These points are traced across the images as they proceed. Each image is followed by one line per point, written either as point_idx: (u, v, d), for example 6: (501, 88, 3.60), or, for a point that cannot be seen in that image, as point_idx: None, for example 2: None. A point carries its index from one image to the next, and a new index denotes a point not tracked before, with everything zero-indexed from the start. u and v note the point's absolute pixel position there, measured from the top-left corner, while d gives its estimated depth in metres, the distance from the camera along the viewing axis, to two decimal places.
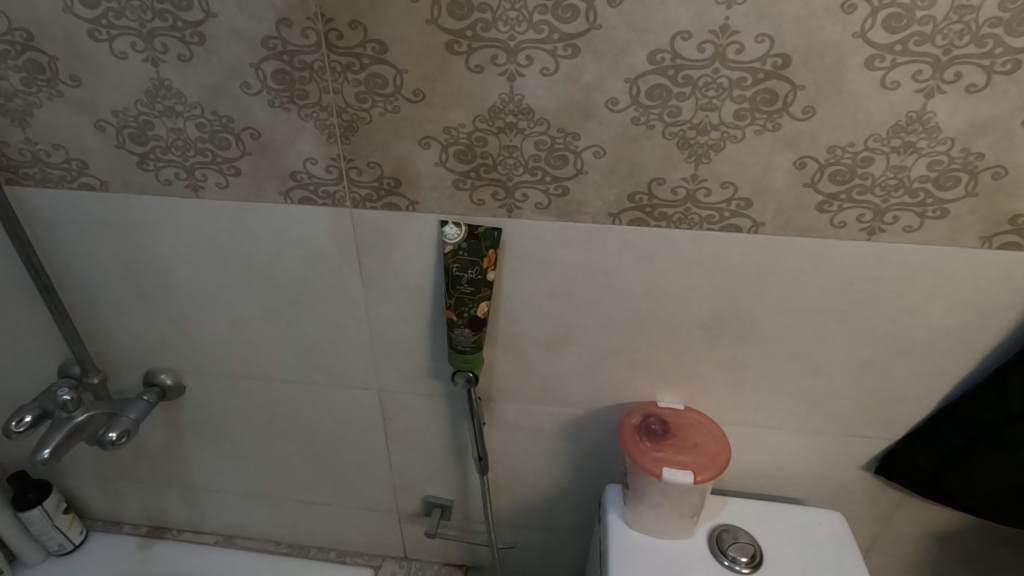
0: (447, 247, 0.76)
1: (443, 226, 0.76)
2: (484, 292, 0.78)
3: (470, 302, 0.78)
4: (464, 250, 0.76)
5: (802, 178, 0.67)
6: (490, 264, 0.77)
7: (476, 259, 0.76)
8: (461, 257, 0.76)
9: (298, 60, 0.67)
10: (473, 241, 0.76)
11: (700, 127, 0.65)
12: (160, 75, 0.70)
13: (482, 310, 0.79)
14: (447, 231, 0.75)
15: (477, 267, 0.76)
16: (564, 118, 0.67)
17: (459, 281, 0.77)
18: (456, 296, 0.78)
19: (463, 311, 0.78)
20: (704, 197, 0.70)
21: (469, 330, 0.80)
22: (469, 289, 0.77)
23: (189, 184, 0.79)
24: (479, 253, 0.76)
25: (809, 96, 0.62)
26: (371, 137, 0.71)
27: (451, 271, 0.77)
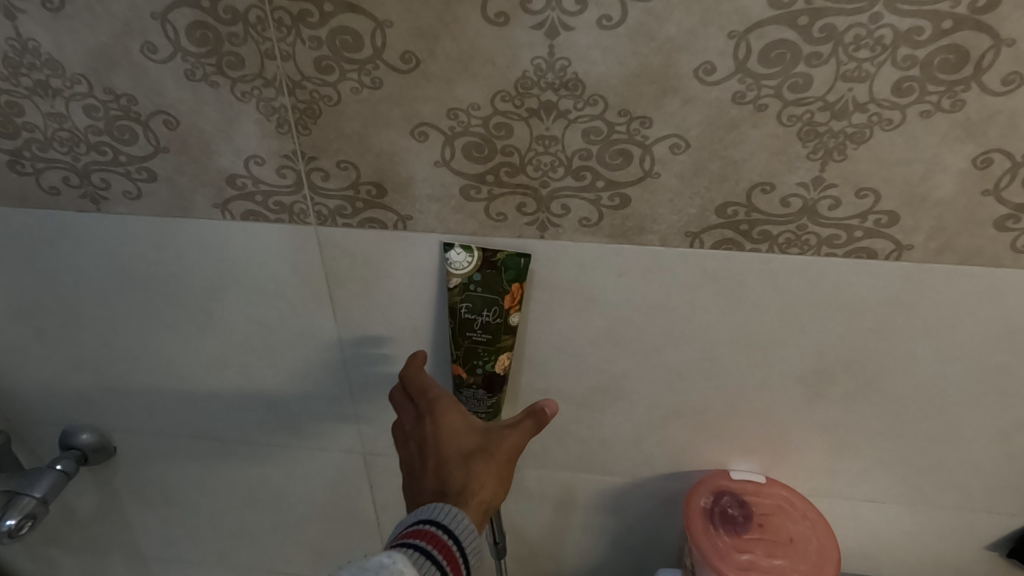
0: (452, 279, 0.54)
1: (446, 250, 0.53)
2: (505, 341, 0.55)
3: (485, 355, 0.56)
4: (475, 285, 0.53)
5: (982, 182, 0.45)
6: (514, 303, 0.54)
7: (492, 297, 0.53)
8: (472, 294, 0.54)
9: (224, 7, 0.44)
10: (488, 272, 0.53)
11: (837, 107, 0.43)
12: (19, 33, 0.47)
13: (502, 366, 0.56)
14: (453, 257, 0.53)
15: (494, 308, 0.53)
16: (629, 94, 0.44)
17: (469, 327, 0.55)
18: (465, 345, 0.56)
19: (475, 366, 0.56)
20: (828, 210, 0.48)
21: (485, 391, 0.57)
22: (484, 337, 0.55)
23: (86, 194, 0.56)
24: (497, 289, 0.53)
25: (1018, 56, 0.40)
26: (341, 124, 0.49)
27: (458, 312, 0.54)
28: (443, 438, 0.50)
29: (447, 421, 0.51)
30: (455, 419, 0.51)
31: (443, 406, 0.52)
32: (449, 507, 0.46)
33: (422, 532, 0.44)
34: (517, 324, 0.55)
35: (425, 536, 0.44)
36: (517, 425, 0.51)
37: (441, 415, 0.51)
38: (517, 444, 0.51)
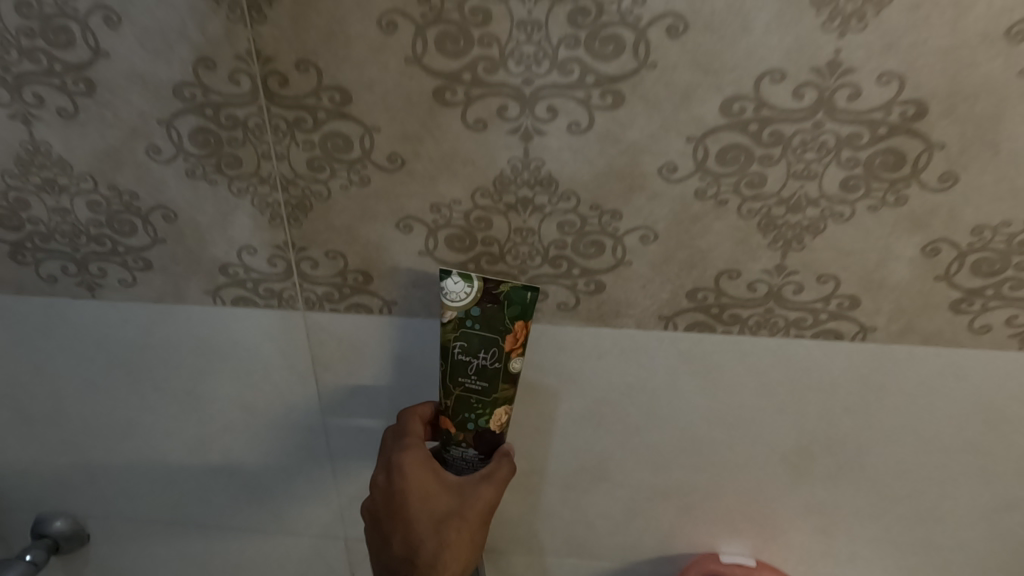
0: (447, 312, 0.48)
1: (441, 278, 0.48)
2: (501, 392, 0.50)
3: (477, 405, 0.50)
4: (472, 321, 0.48)
5: (933, 269, 0.48)
6: (515, 345, 0.48)
7: (490, 336, 0.48)
8: (468, 332, 0.48)
9: (225, 114, 0.48)
10: (488, 307, 0.48)
11: (791, 203, 0.47)
12: (34, 138, 0.51)
13: (496, 421, 0.51)
14: (450, 287, 0.48)
15: (492, 350, 0.48)
16: (600, 191, 0.48)
17: (463, 370, 0.49)
18: (456, 393, 0.50)
19: (466, 417, 0.51)
20: (793, 295, 0.50)
21: (477, 454, 0.52)
22: (478, 384, 0.50)
23: (81, 281, 0.58)
24: (496, 326, 0.48)
25: (951, 157, 0.44)
26: (330, 218, 0.52)
27: (451, 353, 0.49)
28: (415, 501, 0.50)
29: (416, 481, 0.50)
30: (424, 476, 0.50)
31: (412, 461, 0.51)
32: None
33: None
34: (517, 371, 0.50)
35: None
36: (493, 479, 0.51)
37: (411, 472, 0.50)
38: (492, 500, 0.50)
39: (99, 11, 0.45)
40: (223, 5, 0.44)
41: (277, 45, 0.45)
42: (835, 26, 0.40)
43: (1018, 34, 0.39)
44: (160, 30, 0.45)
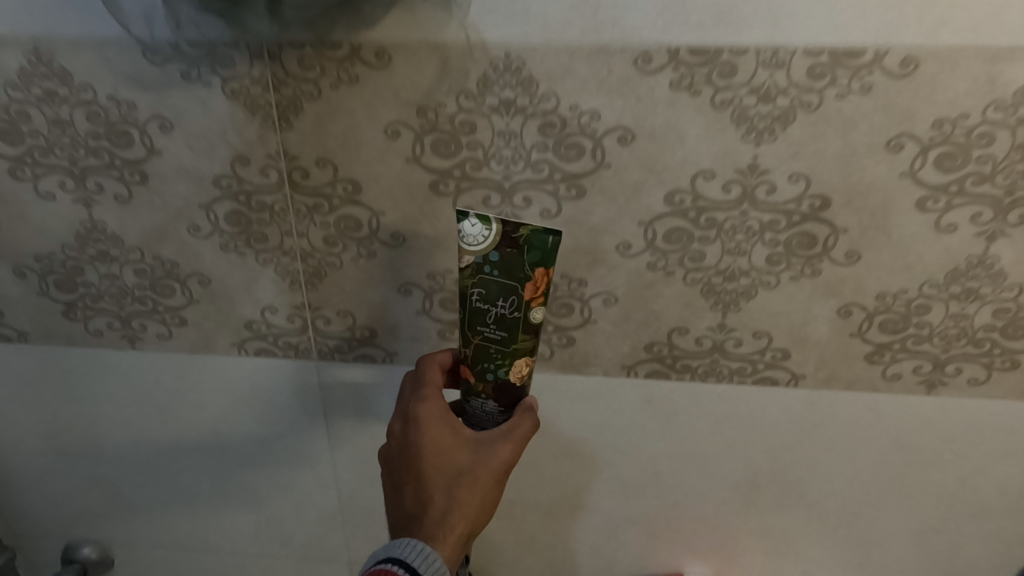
0: (464, 256, 0.45)
1: (458, 220, 0.44)
2: (521, 343, 0.46)
3: (495, 358, 0.47)
4: (491, 267, 0.44)
5: (847, 327, 0.57)
6: (536, 294, 0.44)
7: (510, 284, 0.44)
8: (487, 278, 0.45)
9: (256, 200, 0.57)
10: (507, 252, 0.44)
11: (727, 273, 0.56)
12: (92, 217, 0.60)
13: (517, 374, 0.47)
14: (467, 229, 0.43)
15: (511, 299, 0.45)
16: (568, 263, 0.57)
17: (481, 320, 0.46)
18: (475, 343, 0.47)
19: (483, 371, 0.48)
20: (733, 348, 0.60)
21: (496, 406, 0.49)
22: (497, 334, 0.46)
23: (124, 335, 0.67)
24: (516, 274, 0.44)
25: (853, 239, 0.53)
26: (342, 283, 0.61)
27: (469, 301, 0.46)
28: (428, 457, 0.49)
29: (431, 434, 0.50)
30: (439, 430, 0.50)
31: (428, 414, 0.51)
32: (419, 545, 0.46)
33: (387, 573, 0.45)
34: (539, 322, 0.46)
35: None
36: (510, 440, 0.48)
37: (425, 425, 0.50)
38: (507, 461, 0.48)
39: (155, 119, 0.55)
40: (257, 116, 0.53)
41: (301, 147, 0.55)
42: (752, 138, 0.50)
43: (896, 146, 0.50)
44: (205, 134, 0.55)
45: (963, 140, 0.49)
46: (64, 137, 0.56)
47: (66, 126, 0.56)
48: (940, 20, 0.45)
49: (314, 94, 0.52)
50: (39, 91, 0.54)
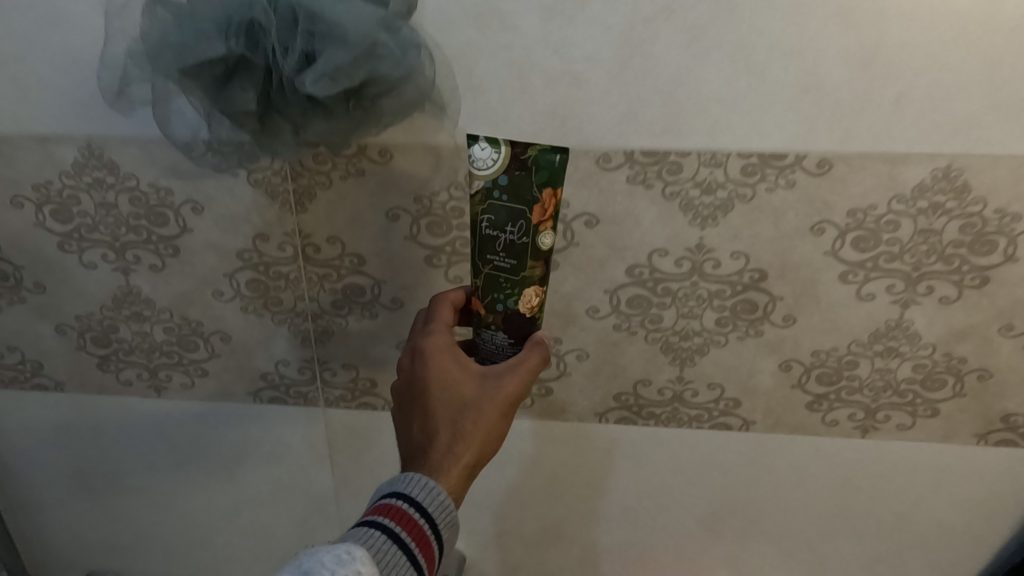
0: (475, 181, 0.46)
1: (469, 145, 0.45)
2: (530, 270, 0.47)
3: (506, 287, 0.48)
4: (500, 191, 0.45)
5: (789, 380, 0.66)
6: (544, 217, 0.45)
7: (518, 207, 0.45)
8: (496, 203, 0.46)
9: (273, 270, 0.66)
10: (517, 175, 0.45)
11: (682, 333, 0.65)
12: (129, 283, 0.68)
13: (526, 305, 0.49)
14: (477, 153, 0.45)
15: (519, 223, 0.46)
16: (545, 324, 0.66)
17: (491, 247, 0.47)
18: (485, 273, 0.48)
19: (494, 301, 0.49)
20: (691, 397, 0.68)
21: (506, 338, 0.50)
22: (506, 263, 0.47)
23: (151, 384, 0.75)
24: (526, 196, 0.45)
25: (788, 306, 0.62)
26: (347, 340, 0.69)
27: (479, 228, 0.47)
28: (434, 388, 0.50)
29: (437, 368, 0.51)
30: (445, 365, 0.51)
31: (437, 350, 0.51)
32: (421, 478, 0.47)
33: (390, 507, 0.46)
34: (547, 248, 0.47)
35: (395, 513, 0.45)
36: (516, 373, 0.49)
37: (432, 361, 0.51)
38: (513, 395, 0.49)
39: (188, 202, 0.63)
40: (277, 201, 0.62)
41: (314, 226, 0.63)
42: (698, 223, 0.59)
43: (819, 230, 0.59)
44: (231, 215, 0.64)
45: (873, 226, 0.58)
46: (109, 217, 0.65)
47: (111, 208, 0.64)
48: (846, 131, 0.55)
49: (326, 184, 0.61)
50: (89, 179, 0.63)
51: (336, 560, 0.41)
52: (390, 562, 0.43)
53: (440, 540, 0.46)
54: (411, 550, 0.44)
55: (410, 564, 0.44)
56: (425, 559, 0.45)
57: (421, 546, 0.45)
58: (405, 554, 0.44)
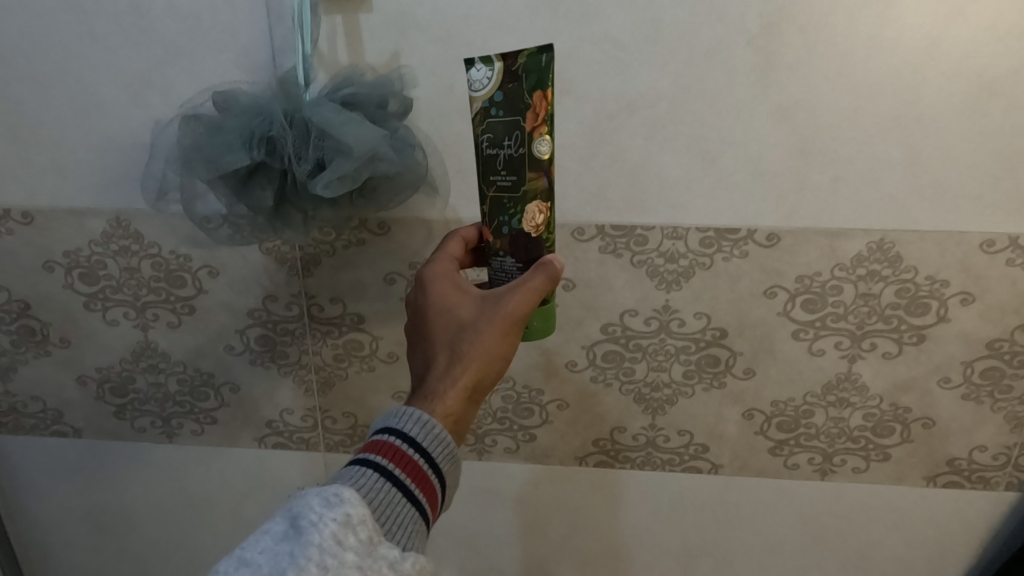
0: (473, 103, 0.48)
1: (466, 69, 0.47)
2: (531, 183, 0.47)
3: (510, 207, 0.49)
4: (496, 108, 0.47)
5: (752, 427, 0.72)
6: (537, 122, 0.46)
7: (513, 119, 0.46)
8: (494, 121, 0.47)
9: (281, 326, 0.72)
10: (510, 88, 0.46)
11: (653, 384, 0.71)
12: (147, 338, 0.75)
13: (531, 222, 0.48)
14: (474, 74, 0.47)
15: (515, 134, 0.47)
16: (528, 376, 0.72)
17: (493, 168, 0.48)
18: (490, 196, 0.49)
19: (500, 224, 0.49)
20: (663, 443, 0.74)
21: (515, 263, 0.50)
22: (508, 181, 0.48)
23: (163, 431, 0.80)
24: (519, 106, 0.46)
25: (747, 360, 0.69)
26: (347, 390, 0.75)
27: (481, 150, 0.48)
28: (434, 313, 0.51)
29: (437, 295, 0.52)
30: (446, 292, 0.52)
31: (439, 278, 0.52)
32: (414, 412, 0.46)
33: (384, 445, 0.45)
34: (546, 157, 0.47)
35: (388, 451, 0.44)
36: (517, 292, 0.48)
37: (434, 288, 0.52)
38: (513, 315, 0.48)
39: (205, 267, 0.70)
40: (285, 266, 0.69)
41: (318, 288, 0.70)
42: (664, 287, 0.66)
43: (772, 294, 0.65)
44: (243, 278, 0.70)
45: (820, 290, 0.65)
46: (132, 279, 0.71)
47: (134, 272, 0.71)
48: (790, 208, 0.62)
49: (330, 252, 0.68)
50: (116, 246, 0.70)
51: (324, 504, 0.39)
52: (386, 499, 0.42)
53: (439, 474, 0.46)
54: (407, 486, 0.43)
55: (408, 500, 0.43)
56: (424, 495, 0.44)
57: (417, 481, 0.44)
58: (401, 491, 0.43)
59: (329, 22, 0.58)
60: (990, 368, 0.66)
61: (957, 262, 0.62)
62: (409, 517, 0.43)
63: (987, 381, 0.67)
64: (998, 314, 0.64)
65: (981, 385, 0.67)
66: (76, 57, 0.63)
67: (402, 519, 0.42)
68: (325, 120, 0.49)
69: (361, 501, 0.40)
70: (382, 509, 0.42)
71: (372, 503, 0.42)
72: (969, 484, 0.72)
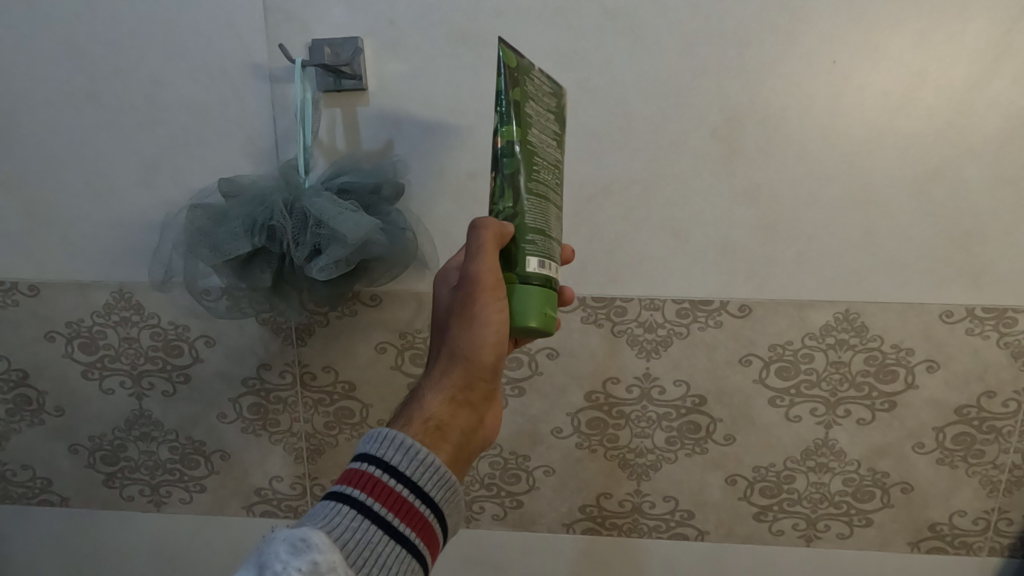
0: None
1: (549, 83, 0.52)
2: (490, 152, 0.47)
3: None
4: None
5: (735, 492, 0.73)
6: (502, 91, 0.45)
7: None
8: None
9: (273, 395, 0.74)
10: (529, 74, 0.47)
11: (637, 451, 0.72)
12: (141, 406, 0.76)
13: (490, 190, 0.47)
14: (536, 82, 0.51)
15: None
16: (515, 443, 0.73)
17: None
18: None
19: None
20: (649, 508, 0.74)
21: None
22: None
23: (151, 499, 0.80)
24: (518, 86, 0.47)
25: (727, 426, 0.71)
26: (336, 457, 0.76)
27: None
28: (435, 317, 0.53)
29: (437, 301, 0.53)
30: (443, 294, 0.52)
31: (441, 283, 0.54)
32: (393, 435, 0.43)
33: (364, 477, 0.41)
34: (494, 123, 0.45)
35: (367, 484, 0.41)
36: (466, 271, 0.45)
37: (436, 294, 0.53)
38: (471, 300, 0.45)
39: (202, 337, 0.73)
40: (280, 335, 0.72)
41: (311, 356, 0.72)
42: (644, 355, 0.69)
43: (747, 361, 0.68)
44: (239, 347, 0.73)
45: (793, 358, 0.67)
46: (130, 349, 0.74)
47: (132, 342, 0.73)
48: (759, 282, 0.66)
49: (323, 322, 0.71)
50: (117, 317, 0.72)
51: (291, 550, 0.36)
52: (363, 540, 0.39)
53: (430, 504, 0.42)
54: (389, 522, 0.40)
55: (391, 536, 0.40)
56: (411, 529, 0.41)
57: (400, 514, 0.41)
58: (382, 527, 0.40)
59: (329, 114, 0.64)
60: (962, 433, 0.68)
61: (919, 332, 0.65)
62: (392, 556, 0.39)
63: (959, 446, 0.69)
64: (963, 381, 0.66)
65: (954, 450, 0.69)
66: (92, 143, 0.68)
67: (385, 558, 0.39)
68: (322, 209, 0.55)
69: (332, 544, 0.37)
70: (360, 549, 0.39)
71: (348, 545, 0.39)
72: (952, 550, 0.72)
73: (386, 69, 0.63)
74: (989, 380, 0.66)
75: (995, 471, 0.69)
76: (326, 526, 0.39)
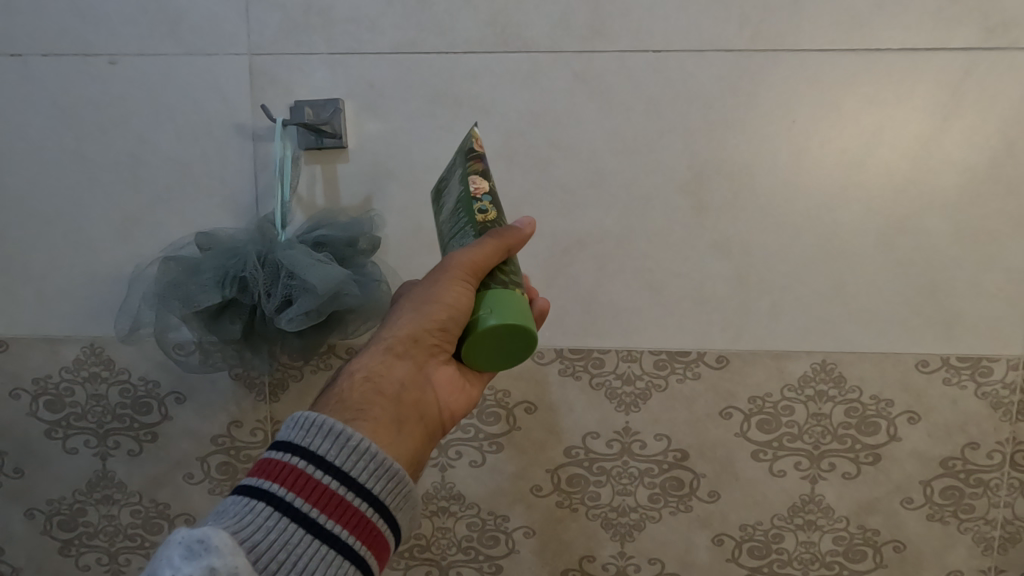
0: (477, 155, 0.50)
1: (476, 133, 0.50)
2: None
3: None
4: None
5: (723, 553, 0.70)
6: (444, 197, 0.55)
7: None
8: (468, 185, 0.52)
9: (243, 453, 0.71)
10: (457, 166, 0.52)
11: (620, 509, 0.70)
12: (105, 467, 0.73)
13: None
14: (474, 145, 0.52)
15: None
16: (493, 502, 0.71)
17: None
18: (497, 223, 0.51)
19: None
20: (634, 572, 0.71)
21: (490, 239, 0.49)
22: None
23: (108, 568, 0.76)
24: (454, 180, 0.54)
25: (711, 482, 0.69)
26: None
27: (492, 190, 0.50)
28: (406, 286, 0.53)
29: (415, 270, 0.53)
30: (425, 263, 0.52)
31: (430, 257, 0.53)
32: (319, 420, 0.41)
33: (285, 469, 0.39)
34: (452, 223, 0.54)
35: (288, 478, 0.39)
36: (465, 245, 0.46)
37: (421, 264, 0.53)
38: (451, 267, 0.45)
39: (172, 393, 0.71)
40: (252, 391, 0.70)
41: (284, 413, 0.70)
42: (622, 408, 0.68)
43: (727, 415, 0.67)
44: (210, 403, 0.71)
45: (773, 410, 0.67)
46: (97, 406, 0.72)
47: (100, 399, 0.71)
48: (735, 332, 0.66)
49: (297, 376, 0.69)
50: (86, 373, 0.71)
51: (185, 555, 0.35)
52: (280, 540, 0.37)
53: (366, 497, 0.40)
54: (312, 519, 0.38)
55: (315, 535, 0.38)
56: (342, 526, 0.38)
57: (325, 510, 0.38)
58: (303, 525, 0.38)
59: (309, 171, 0.66)
60: (949, 487, 0.67)
61: (897, 382, 0.65)
62: (314, 557, 0.37)
63: (948, 501, 0.67)
64: (945, 433, 0.66)
65: (943, 505, 0.67)
66: (75, 199, 0.68)
67: (305, 558, 0.37)
68: (294, 261, 0.55)
69: (234, 546, 0.36)
70: (273, 551, 0.37)
71: (260, 545, 0.37)
72: None
73: (366, 128, 0.65)
74: (971, 431, 0.66)
75: (987, 528, 0.67)
76: (234, 526, 0.37)
